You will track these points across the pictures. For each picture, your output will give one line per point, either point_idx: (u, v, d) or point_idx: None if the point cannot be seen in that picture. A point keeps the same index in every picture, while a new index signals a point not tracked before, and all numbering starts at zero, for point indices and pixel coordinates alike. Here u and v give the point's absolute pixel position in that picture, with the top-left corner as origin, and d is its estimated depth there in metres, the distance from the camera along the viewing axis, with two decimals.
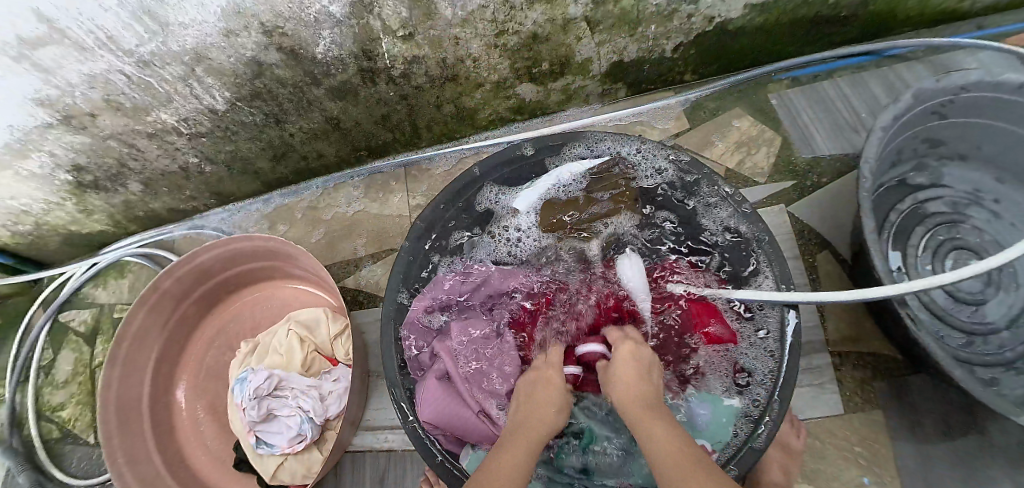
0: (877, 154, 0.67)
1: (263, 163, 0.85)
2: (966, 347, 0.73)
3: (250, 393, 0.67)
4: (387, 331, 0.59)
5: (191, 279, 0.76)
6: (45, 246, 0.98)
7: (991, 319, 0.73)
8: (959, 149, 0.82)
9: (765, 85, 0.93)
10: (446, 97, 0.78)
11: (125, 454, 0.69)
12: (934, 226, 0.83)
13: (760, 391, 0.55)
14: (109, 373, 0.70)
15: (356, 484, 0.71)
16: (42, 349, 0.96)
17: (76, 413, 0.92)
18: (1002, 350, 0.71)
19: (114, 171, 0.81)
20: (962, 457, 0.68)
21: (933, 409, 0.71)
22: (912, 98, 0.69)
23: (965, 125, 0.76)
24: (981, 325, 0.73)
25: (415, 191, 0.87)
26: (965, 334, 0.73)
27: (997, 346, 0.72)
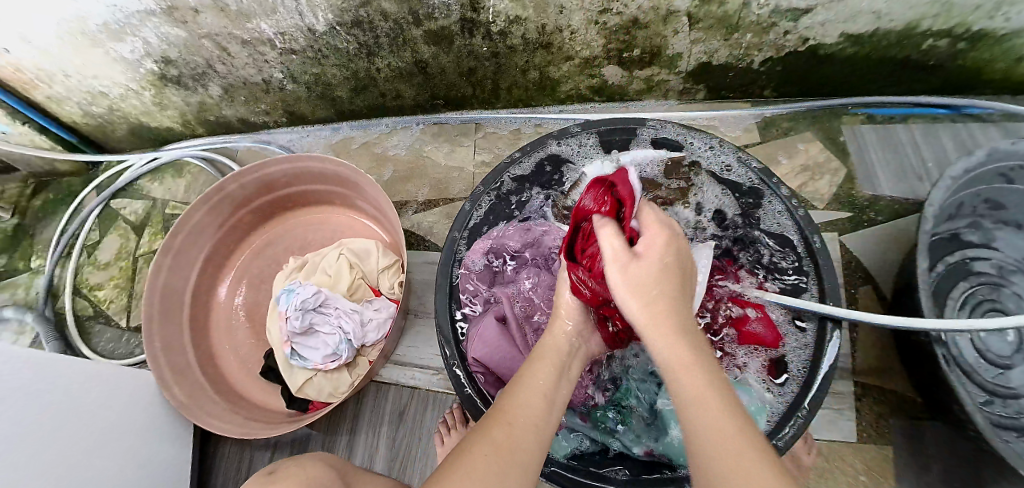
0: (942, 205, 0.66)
1: (342, 92, 0.86)
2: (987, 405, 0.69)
3: (296, 304, 0.69)
4: (444, 271, 0.62)
5: (255, 188, 0.77)
6: (111, 133, 1.01)
7: (1015, 385, 0.70)
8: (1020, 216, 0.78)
9: (840, 116, 0.93)
10: (533, 64, 0.78)
11: (161, 338, 0.71)
12: (976, 284, 0.82)
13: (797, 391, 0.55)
14: (161, 259, 0.72)
15: (377, 412, 0.72)
16: (90, 229, 0.98)
17: (110, 296, 0.94)
18: (1019, 414, 0.66)
19: (199, 71, 0.82)
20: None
21: (948, 463, 0.69)
22: (984, 156, 0.68)
23: None
24: (1004, 388, 0.70)
25: (481, 148, 0.88)
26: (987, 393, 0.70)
27: (1014, 410, 0.67)
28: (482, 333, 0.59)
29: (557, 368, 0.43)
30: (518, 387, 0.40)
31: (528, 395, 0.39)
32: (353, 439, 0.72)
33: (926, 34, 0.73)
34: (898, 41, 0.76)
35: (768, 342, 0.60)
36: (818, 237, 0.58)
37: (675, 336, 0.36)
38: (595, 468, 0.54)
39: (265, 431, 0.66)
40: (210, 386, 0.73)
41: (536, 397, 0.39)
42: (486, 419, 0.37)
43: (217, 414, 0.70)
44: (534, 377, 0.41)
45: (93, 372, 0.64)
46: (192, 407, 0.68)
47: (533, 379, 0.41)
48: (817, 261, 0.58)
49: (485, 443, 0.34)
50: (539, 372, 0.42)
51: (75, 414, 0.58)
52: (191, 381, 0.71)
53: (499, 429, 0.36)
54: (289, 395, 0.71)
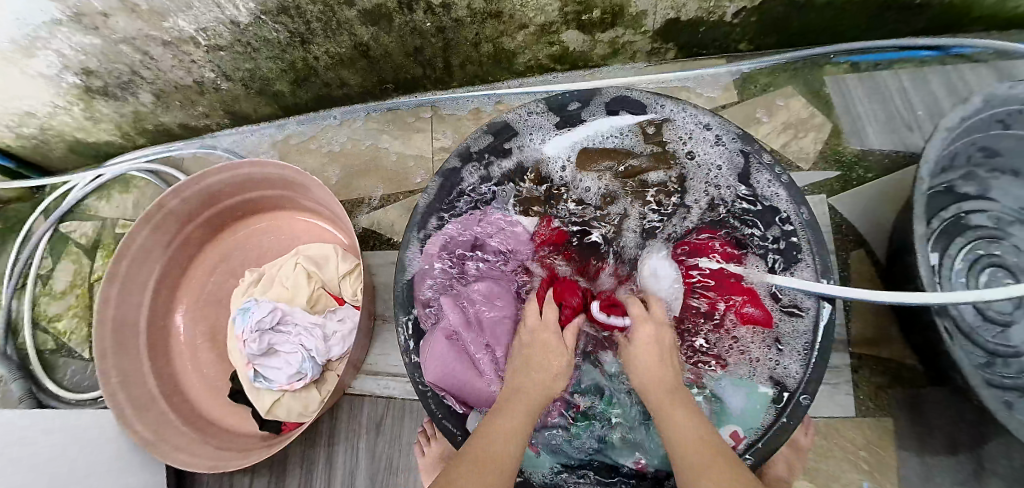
0: (937, 159, 0.61)
1: (283, 86, 0.80)
2: (988, 367, 0.66)
3: (252, 325, 0.64)
4: (400, 281, 0.57)
5: (199, 201, 0.72)
6: (49, 153, 0.94)
7: (1015, 344, 0.67)
8: (1015, 164, 0.74)
9: (821, 66, 0.86)
10: (484, 36, 0.71)
11: (118, 372, 0.66)
12: (974, 239, 0.77)
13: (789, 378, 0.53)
14: (106, 288, 0.67)
15: (353, 427, 0.69)
16: (41, 258, 0.93)
17: (71, 326, 0.90)
18: (1021, 374, 0.65)
19: (125, 79, 0.75)
20: (966, 477, 0.65)
21: (945, 427, 0.67)
22: (982, 102, 0.62)
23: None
24: (1005, 347, 0.67)
25: (439, 134, 0.83)
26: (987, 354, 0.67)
27: (1015, 371, 0.65)
28: (435, 344, 0.58)
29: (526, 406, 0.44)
30: (491, 429, 0.40)
31: (507, 429, 0.40)
32: (331, 457, 0.69)
33: None
34: None
35: (763, 322, 0.57)
36: (807, 211, 0.52)
37: (662, 388, 0.44)
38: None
39: (236, 462, 0.62)
40: (177, 417, 0.69)
41: (513, 439, 0.39)
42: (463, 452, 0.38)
43: (184, 447, 0.65)
44: (504, 421, 0.41)
45: (46, 420, 0.60)
46: (158, 443, 0.64)
47: (504, 421, 0.41)
48: (806, 235, 0.52)
49: (470, 478, 0.34)
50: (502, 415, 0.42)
51: (37, 466, 0.55)
52: (153, 413, 0.67)
53: (483, 470, 0.35)
54: (259, 417, 0.67)
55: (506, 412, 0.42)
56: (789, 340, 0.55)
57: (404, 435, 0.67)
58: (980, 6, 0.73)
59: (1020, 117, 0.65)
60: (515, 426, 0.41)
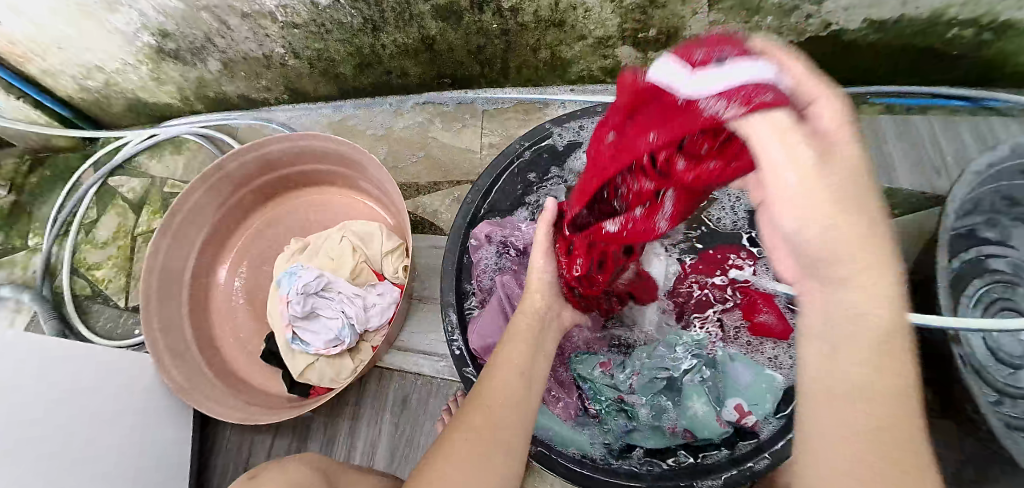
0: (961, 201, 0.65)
1: (346, 69, 0.83)
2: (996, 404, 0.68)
3: (298, 288, 0.67)
4: (452, 257, 0.60)
5: (256, 167, 0.75)
6: (108, 108, 0.98)
7: None
8: None
9: (856, 106, 0.90)
10: (544, 43, 0.75)
11: (160, 320, 0.69)
12: (990, 282, 0.79)
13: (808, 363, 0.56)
14: (160, 239, 0.70)
15: (380, 398, 0.71)
16: (87, 207, 0.96)
17: (109, 276, 0.93)
18: None
19: (198, 45, 0.79)
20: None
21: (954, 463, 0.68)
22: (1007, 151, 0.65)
23: None
24: (1015, 388, 0.68)
25: (489, 130, 0.86)
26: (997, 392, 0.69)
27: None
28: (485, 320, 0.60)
29: (533, 342, 0.44)
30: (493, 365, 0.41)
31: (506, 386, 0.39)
32: (355, 424, 0.71)
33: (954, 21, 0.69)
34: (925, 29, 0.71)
35: (779, 334, 0.59)
36: None
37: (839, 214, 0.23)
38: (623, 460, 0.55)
39: (265, 417, 0.64)
40: (210, 370, 0.71)
41: (515, 373, 0.40)
42: (464, 406, 0.38)
43: (215, 397, 0.68)
44: (511, 359, 0.41)
45: (90, 356, 0.62)
46: (190, 391, 0.66)
47: (509, 356, 0.41)
48: None
49: (467, 429, 0.35)
50: (510, 347, 0.42)
51: (74, 401, 0.57)
52: (189, 362, 0.70)
53: (483, 407, 0.37)
54: (290, 379, 0.70)
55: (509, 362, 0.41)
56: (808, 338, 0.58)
57: (428, 411, 0.69)
58: (1017, 62, 0.76)
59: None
60: (512, 383, 0.39)
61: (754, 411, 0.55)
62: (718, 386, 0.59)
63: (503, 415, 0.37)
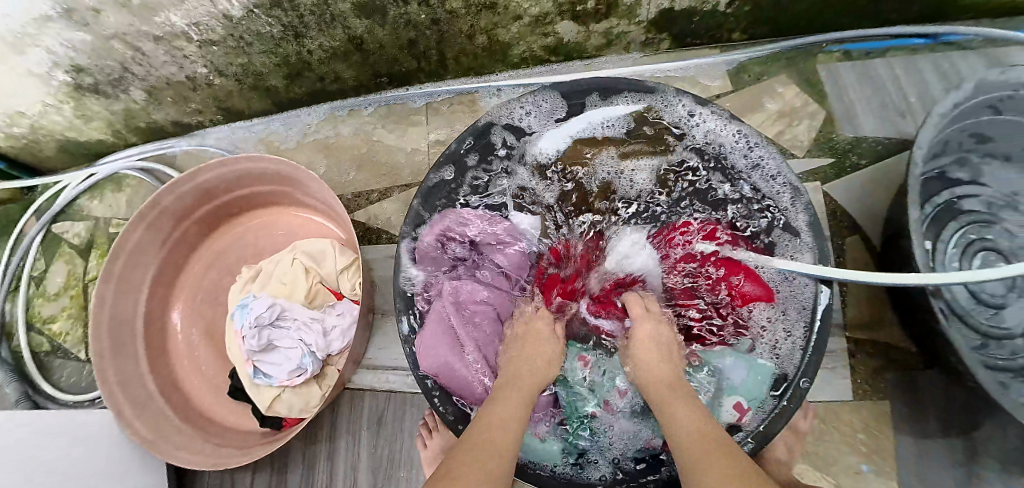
0: (929, 145, 0.62)
1: (277, 81, 0.79)
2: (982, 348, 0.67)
3: (251, 320, 0.64)
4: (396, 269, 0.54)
5: (194, 198, 0.71)
6: (39, 153, 0.93)
7: (1009, 326, 0.68)
8: (1005, 149, 0.75)
9: (814, 55, 0.86)
10: (479, 28, 0.71)
11: (116, 372, 0.66)
12: (966, 223, 0.78)
13: (792, 340, 0.54)
14: (102, 288, 0.66)
15: (354, 420, 0.68)
16: (34, 259, 0.92)
17: (66, 328, 0.89)
18: (1013, 356, 0.66)
19: (116, 75, 0.74)
20: (959, 456, 0.67)
21: (940, 410, 0.67)
22: (973, 88, 0.63)
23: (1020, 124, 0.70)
24: (999, 330, 0.68)
25: (435, 127, 0.82)
26: (982, 336, 0.68)
27: (1008, 352, 0.66)
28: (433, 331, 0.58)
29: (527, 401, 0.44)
30: (482, 418, 0.40)
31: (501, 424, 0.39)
32: (332, 450, 0.69)
33: None
34: None
35: (763, 297, 0.58)
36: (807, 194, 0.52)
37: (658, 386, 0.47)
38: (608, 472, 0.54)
39: (238, 462, 0.62)
40: (177, 415, 0.69)
41: (509, 428, 0.39)
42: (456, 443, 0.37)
43: (184, 445, 0.65)
44: (502, 406, 0.42)
45: (40, 424, 0.59)
46: (157, 443, 0.63)
47: (506, 412, 0.41)
48: (805, 218, 0.53)
49: (464, 457, 0.34)
50: (497, 404, 0.42)
51: (32, 472, 0.54)
52: (151, 412, 0.66)
53: (484, 456, 0.34)
54: (260, 414, 0.67)
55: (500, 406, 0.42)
56: (791, 308, 0.55)
57: (405, 428, 0.67)
58: None
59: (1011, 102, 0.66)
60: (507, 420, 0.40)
61: (752, 407, 0.54)
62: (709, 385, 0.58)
63: (495, 446, 0.36)
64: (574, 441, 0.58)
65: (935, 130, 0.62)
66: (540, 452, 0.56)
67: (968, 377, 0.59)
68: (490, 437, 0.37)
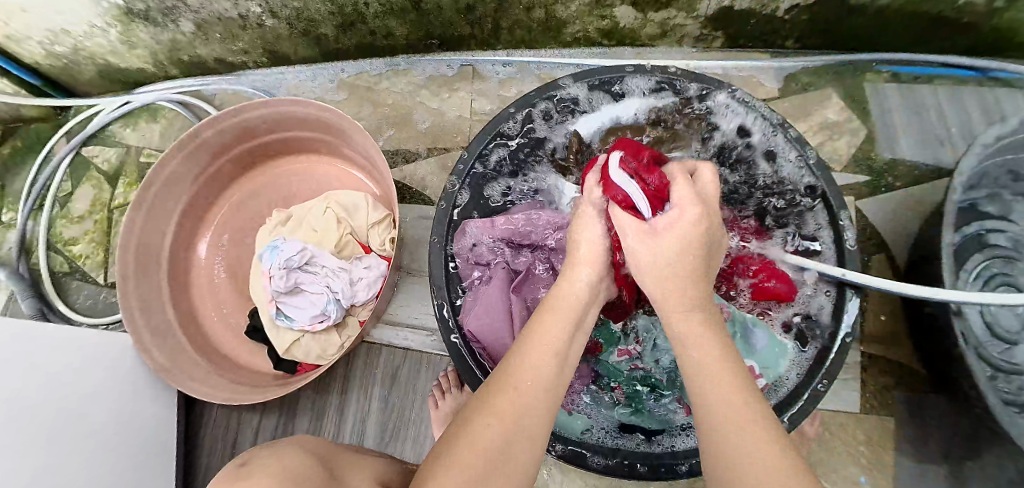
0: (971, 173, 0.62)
1: (327, 29, 0.78)
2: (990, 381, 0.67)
3: (281, 262, 0.64)
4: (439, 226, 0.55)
5: (235, 135, 0.70)
6: (78, 75, 0.92)
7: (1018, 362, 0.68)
8: None
9: (862, 73, 0.86)
10: (538, 1, 0.70)
11: (138, 296, 0.66)
12: (990, 257, 0.77)
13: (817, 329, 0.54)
14: (134, 212, 0.66)
15: (367, 374, 0.69)
16: (62, 179, 0.92)
17: (87, 251, 0.89)
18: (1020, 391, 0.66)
19: (169, 4, 0.73)
20: (955, 482, 0.67)
21: (945, 435, 0.68)
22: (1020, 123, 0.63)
23: None
24: (1009, 363, 0.68)
25: (478, 97, 0.82)
26: (992, 369, 0.68)
27: (1017, 385, 0.66)
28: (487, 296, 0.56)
29: (573, 320, 0.37)
30: (522, 347, 0.35)
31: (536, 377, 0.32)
32: (343, 399, 0.69)
33: None
34: None
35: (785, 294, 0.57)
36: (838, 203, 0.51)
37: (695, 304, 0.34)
38: (638, 441, 0.51)
39: (252, 398, 0.62)
40: (192, 346, 0.69)
41: (547, 358, 0.34)
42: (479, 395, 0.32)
43: (199, 377, 0.65)
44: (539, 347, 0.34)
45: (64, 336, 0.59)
46: (172, 370, 0.64)
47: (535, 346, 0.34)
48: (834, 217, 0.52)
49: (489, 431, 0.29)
50: (545, 330, 0.36)
51: (53, 380, 0.54)
52: (170, 341, 0.67)
53: (510, 391, 0.31)
54: (275, 356, 0.67)
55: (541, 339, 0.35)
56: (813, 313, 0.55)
57: (419, 387, 0.67)
58: None
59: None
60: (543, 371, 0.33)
61: (764, 374, 0.55)
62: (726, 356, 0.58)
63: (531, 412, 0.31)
64: (593, 414, 0.55)
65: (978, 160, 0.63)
66: (554, 420, 0.53)
67: (979, 405, 0.60)
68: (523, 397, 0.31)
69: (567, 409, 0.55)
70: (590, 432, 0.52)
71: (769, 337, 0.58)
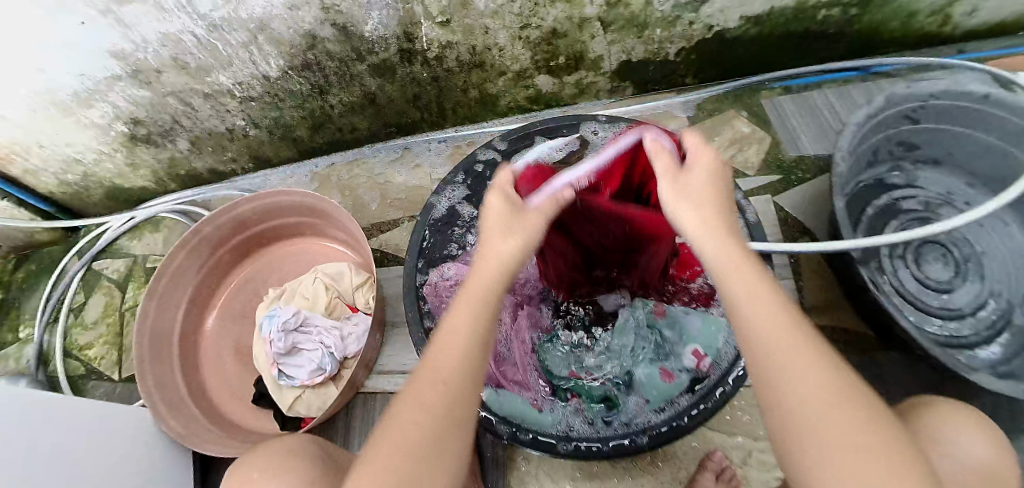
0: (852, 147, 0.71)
1: (302, 131, 0.93)
2: (934, 329, 0.75)
3: (278, 326, 0.73)
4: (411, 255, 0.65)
5: (231, 227, 0.82)
6: (88, 198, 1.05)
7: (958, 306, 0.75)
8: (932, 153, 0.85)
9: (758, 92, 1.00)
10: (471, 83, 0.86)
11: (155, 379, 0.73)
12: (907, 221, 0.85)
13: None
14: (147, 302, 0.75)
15: (366, 422, 0.75)
16: (75, 292, 1.02)
17: (101, 353, 0.96)
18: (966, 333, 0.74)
19: (167, 127, 0.87)
20: None
21: (898, 386, 0.74)
22: (884, 100, 0.73)
23: (940, 131, 0.80)
24: (948, 311, 0.75)
25: (437, 166, 0.96)
26: (933, 318, 0.75)
27: (962, 329, 0.74)
28: None
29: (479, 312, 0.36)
30: (437, 348, 0.36)
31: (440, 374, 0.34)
32: (348, 447, 0.75)
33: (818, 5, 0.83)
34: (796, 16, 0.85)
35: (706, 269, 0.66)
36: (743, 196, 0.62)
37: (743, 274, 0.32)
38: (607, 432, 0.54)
39: None
40: (206, 418, 0.75)
41: (454, 350, 0.35)
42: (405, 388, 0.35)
43: (213, 440, 0.71)
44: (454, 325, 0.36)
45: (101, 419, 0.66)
46: (190, 436, 0.70)
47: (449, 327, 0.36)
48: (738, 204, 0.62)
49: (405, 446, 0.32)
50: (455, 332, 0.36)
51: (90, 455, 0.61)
52: (186, 414, 0.73)
53: (426, 389, 0.33)
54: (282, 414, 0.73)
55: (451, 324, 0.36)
56: None
57: None
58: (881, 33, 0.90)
59: (924, 112, 0.77)
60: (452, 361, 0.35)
61: (708, 352, 0.58)
62: (671, 340, 0.63)
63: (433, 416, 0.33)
64: (561, 415, 0.59)
65: (855, 138, 0.72)
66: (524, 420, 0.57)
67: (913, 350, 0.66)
68: (437, 380, 0.34)
69: (537, 407, 0.59)
70: (558, 426, 0.56)
71: (701, 316, 0.63)
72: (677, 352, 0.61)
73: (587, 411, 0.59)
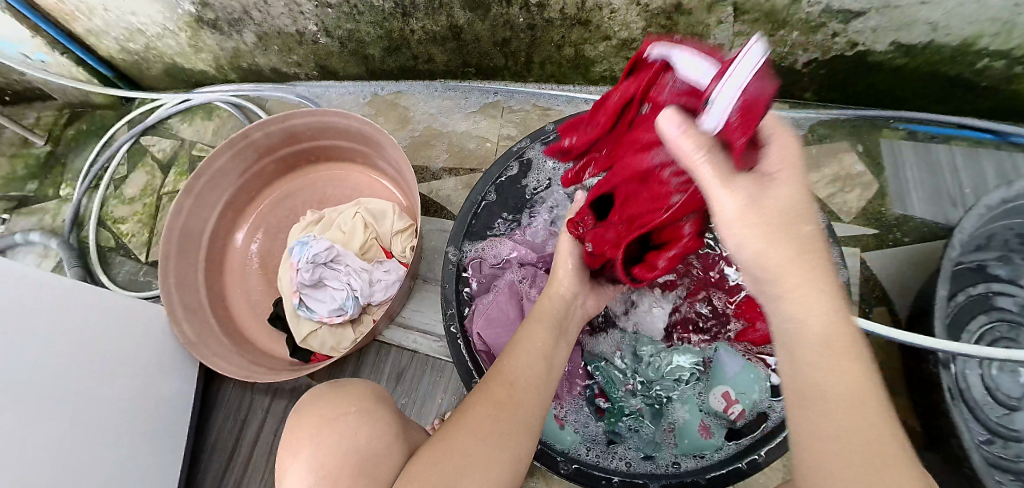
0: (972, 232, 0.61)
1: (374, 51, 0.86)
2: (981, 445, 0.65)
3: (308, 257, 0.69)
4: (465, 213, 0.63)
5: (280, 138, 0.77)
6: (146, 70, 1.02)
7: (1018, 428, 0.65)
8: None
9: (878, 129, 0.85)
10: (569, 40, 0.76)
11: (177, 277, 0.72)
12: (995, 319, 0.73)
13: None
14: (182, 199, 0.73)
15: (376, 372, 0.73)
16: (119, 163, 1.01)
17: (133, 230, 0.96)
18: (1017, 458, 0.63)
19: (235, 16, 0.81)
20: None
21: None
22: None
23: None
24: (1008, 429, 0.65)
25: (507, 123, 0.88)
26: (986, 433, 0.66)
27: (1013, 453, 0.64)
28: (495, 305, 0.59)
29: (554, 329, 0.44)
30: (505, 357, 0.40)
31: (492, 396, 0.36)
32: None
33: (984, 53, 0.66)
34: (950, 58, 0.69)
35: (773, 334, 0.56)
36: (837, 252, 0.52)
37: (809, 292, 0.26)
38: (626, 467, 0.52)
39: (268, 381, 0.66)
40: (220, 329, 0.74)
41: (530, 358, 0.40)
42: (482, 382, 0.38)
43: (223, 355, 0.70)
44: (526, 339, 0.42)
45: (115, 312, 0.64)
46: (199, 345, 0.68)
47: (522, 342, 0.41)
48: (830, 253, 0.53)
49: (476, 419, 0.35)
50: (517, 358, 0.40)
51: (99, 355, 0.60)
52: (200, 319, 0.72)
53: (493, 392, 0.37)
54: (293, 343, 0.72)
55: (513, 365, 0.39)
56: None
57: (420, 389, 0.70)
58: None
59: None
60: (525, 373, 0.38)
61: (742, 399, 0.54)
62: (705, 376, 0.57)
63: (499, 421, 0.35)
64: (577, 427, 0.56)
65: (981, 221, 0.61)
66: (541, 429, 0.55)
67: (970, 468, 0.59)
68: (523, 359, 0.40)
69: (559, 422, 0.56)
70: (577, 447, 0.54)
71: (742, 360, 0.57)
72: (708, 389, 0.57)
73: (607, 435, 0.56)
